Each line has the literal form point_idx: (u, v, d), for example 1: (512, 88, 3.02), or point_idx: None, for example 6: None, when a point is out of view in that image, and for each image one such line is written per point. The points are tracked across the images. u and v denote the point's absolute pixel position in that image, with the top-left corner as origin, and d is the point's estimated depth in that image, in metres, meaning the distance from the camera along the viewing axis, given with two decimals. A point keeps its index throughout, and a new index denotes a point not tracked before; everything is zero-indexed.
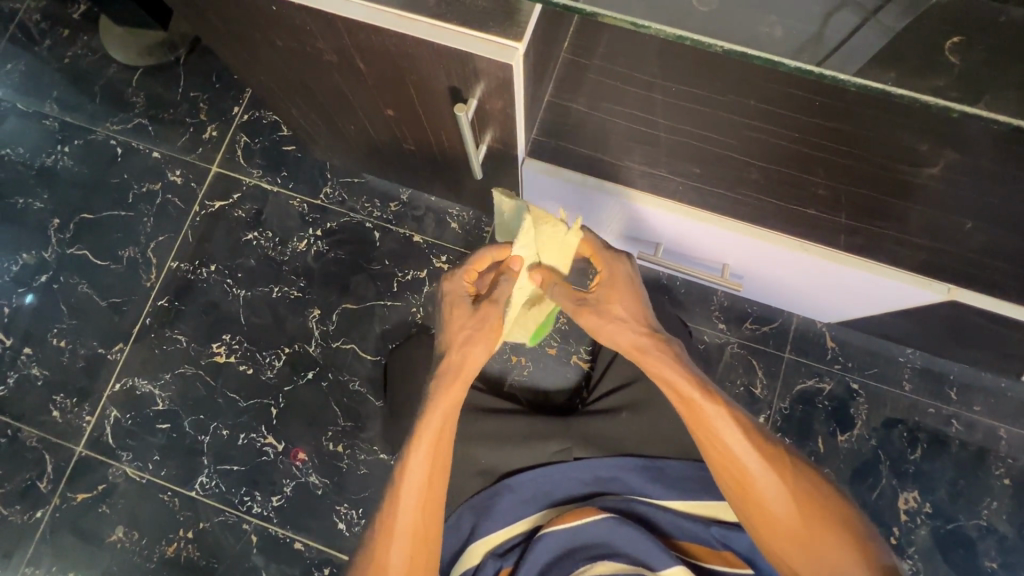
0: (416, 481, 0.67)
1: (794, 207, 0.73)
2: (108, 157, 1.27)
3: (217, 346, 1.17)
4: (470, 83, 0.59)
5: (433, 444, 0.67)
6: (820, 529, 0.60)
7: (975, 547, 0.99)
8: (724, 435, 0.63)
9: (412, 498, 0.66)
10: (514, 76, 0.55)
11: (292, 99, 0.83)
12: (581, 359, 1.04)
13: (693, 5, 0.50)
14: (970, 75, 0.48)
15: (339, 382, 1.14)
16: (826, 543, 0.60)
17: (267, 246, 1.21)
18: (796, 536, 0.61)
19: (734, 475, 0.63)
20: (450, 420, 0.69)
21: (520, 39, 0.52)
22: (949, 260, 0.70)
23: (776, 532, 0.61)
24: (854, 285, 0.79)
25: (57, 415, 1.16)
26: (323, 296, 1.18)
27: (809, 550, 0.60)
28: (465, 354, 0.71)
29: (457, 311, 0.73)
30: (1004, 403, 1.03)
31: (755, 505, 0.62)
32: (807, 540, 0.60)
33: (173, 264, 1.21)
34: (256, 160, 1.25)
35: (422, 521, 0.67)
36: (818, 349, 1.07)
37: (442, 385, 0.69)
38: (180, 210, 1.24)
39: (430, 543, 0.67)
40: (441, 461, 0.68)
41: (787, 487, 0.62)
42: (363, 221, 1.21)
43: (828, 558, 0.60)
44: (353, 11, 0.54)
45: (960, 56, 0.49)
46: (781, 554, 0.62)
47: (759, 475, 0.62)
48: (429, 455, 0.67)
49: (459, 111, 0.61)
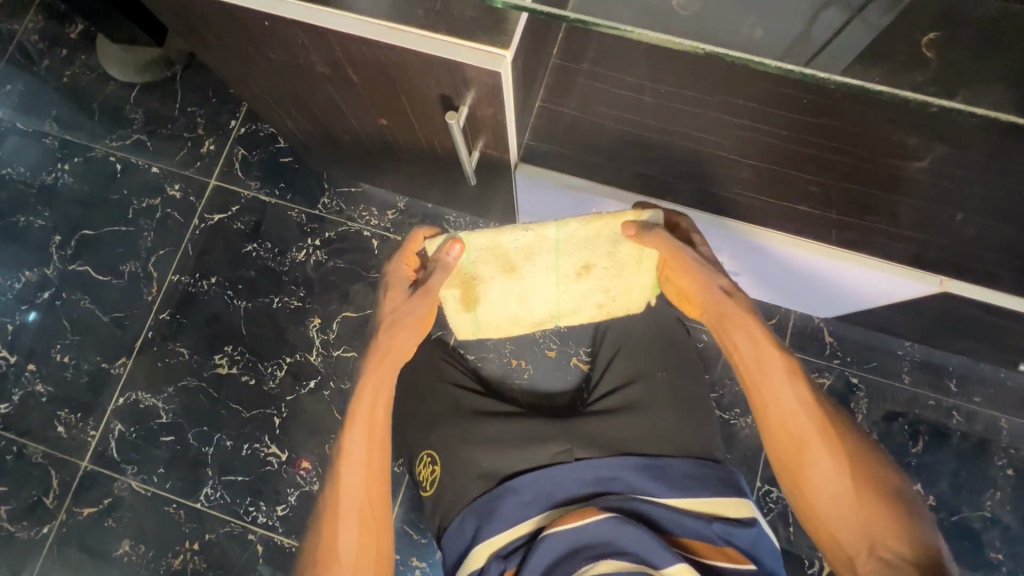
0: (355, 460, 0.74)
1: (788, 206, 0.73)
2: (109, 174, 1.28)
3: (219, 357, 1.18)
4: (459, 92, 0.60)
5: (367, 426, 0.75)
6: (864, 492, 0.64)
7: (980, 538, 0.99)
8: (784, 393, 0.68)
9: (356, 479, 0.74)
10: (502, 83, 0.55)
11: (286, 110, 0.83)
12: (581, 361, 1.08)
13: (674, 8, 0.52)
14: (946, 72, 0.50)
15: (341, 390, 1.15)
16: (871, 509, 0.63)
17: (267, 257, 1.22)
18: (842, 501, 0.64)
19: (789, 432, 0.67)
20: (380, 402, 0.76)
21: (506, 47, 0.53)
22: (938, 252, 0.71)
23: (822, 494, 0.65)
24: (849, 278, 0.77)
25: (62, 430, 1.16)
26: (323, 305, 1.19)
27: (853, 517, 0.64)
28: (392, 337, 0.77)
29: (393, 292, 0.78)
30: (1003, 394, 1.03)
31: (806, 465, 0.66)
32: (851, 504, 0.64)
33: (174, 277, 1.23)
34: (253, 172, 1.26)
35: (367, 495, 0.74)
36: (816, 344, 1.07)
37: (370, 366, 0.77)
38: (181, 224, 1.25)
39: (375, 516, 0.74)
40: (377, 441, 0.75)
41: (838, 451, 0.66)
42: (361, 229, 1.21)
43: (871, 525, 0.63)
44: (343, 24, 0.55)
45: (935, 51, 0.51)
46: (824, 519, 0.65)
47: (813, 436, 0.66)
48: (366, 434, 0.75)
49: (450, 118, 0.61)
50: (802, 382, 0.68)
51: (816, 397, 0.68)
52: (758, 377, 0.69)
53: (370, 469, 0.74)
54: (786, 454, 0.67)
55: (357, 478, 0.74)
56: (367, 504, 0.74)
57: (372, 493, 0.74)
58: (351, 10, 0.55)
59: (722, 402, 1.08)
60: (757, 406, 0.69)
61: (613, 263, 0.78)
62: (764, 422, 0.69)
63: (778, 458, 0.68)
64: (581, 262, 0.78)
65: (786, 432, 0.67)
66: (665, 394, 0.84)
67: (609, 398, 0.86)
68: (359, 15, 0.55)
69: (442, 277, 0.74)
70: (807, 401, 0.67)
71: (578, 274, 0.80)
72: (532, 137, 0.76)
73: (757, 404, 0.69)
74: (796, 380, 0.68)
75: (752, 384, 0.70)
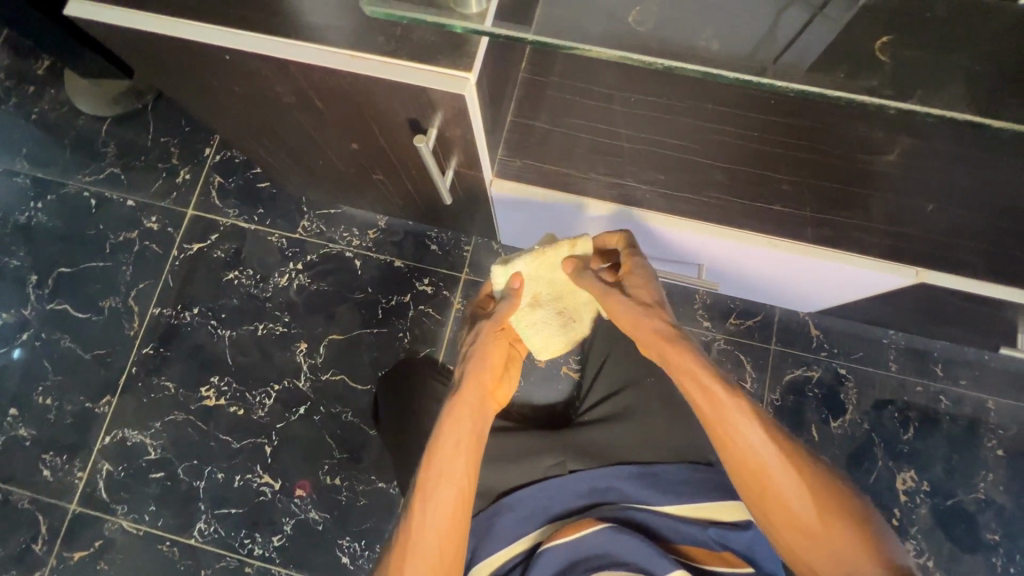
0: (432, 505, 0.64)
1: (763, 206, 0.72)
2: (83, 210, 1.27)
3: (206, 390, 1.16)
4: (425, 116, 0.60)
5: (447, 466, 0.65)
6: (832, 519, 0.59)
7: (976, 521, 1.00)
8: (742, 428, 0.61)
9: (432, 526, 0.63)
10: (467, 106, 0.55)
11: (257, 139, 0.83)
12: (571, 369, 1.08)
13: (631, 25, 0.52)
14: (900, 73, 0.51)
15: (331, 414, 1.14)
16: (843, 540, 0.59)
17: (249, 284, 1.21)
18: (812, 532, 0.59)
19: (752, 469, 0.61)
20: (463, 443, 0.67)
21: (469, 70, 0.53)
22: (915, 243, 0.70)
23: (789, 525, 0.60)
24: (825, 275, 0.77)
25: (48, 473, 1.14)
26: (309, 330, 1.18)
27: (826, 549, 0.59)
28: (473, 370, 0.72)
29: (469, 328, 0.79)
30: (988, 374, 1.05)
31: (772, 497, 0.60)
32: (819, 534, 0.59)
33: (155, 310, 1.21)
34: (231, 199, 1.25)
35: (443, 545, 0.62)
36: (803, 338, 1.08)
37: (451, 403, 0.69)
38: (159, 256, 1.24)
39: (450, 567, 0.62)
40: (457, 484, 0.64)
41: (804, 481, 0.60)
42: (343, 250, 1.21)
43: (844, 555, 0.58)
44: (305, 55, 0.55)
45: (888, 54, 0.51)
46: (796, 549, 0.61)
47: (775, 470, 0.60)
48: (445, 477, 0.65)
49: (418, 142, 0.61)
50: (758, 416, 0.62)
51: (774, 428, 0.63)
52: (713, 415, 0.63)
53: (445, 515, 0.63)
54: (750, 488, 0.62)
55: (435, 516, 0.63)
56: (441, 556, 0.62)
57: (446, 540, 0.63)
58: (315, 42, 0.55)
59: None
60: (716, 444, 0.63)
61: (558, 291, 0.84)
62: (727, 461, 0.62)
63: (744, 493, 0.62)
64: (530, 295, 0.83)
65: (749, 467, 0.61)
66: (655, 399, 0.84)
67: (599, 407, 0.87)
68: (319, 44, 0.55)
69: (509, 305, 0.75)
70: (766, 435, 0.61)
71: (530, 307, 0.83)
72: (504, 151, 0.76)
73: (718, 443, 0.63)
74: (753, 416, 0.62)
75: (710, 423, 0.63)
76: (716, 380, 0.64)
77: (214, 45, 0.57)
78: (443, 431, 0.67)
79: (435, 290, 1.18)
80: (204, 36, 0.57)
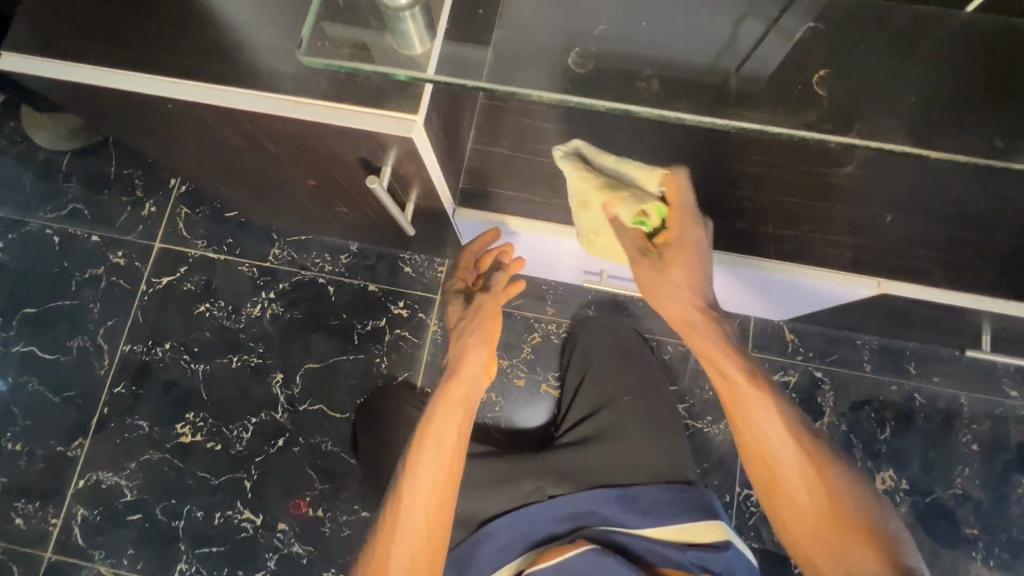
0: (419, 485, 0.67)
1: (723, 224, 0.73)
2: (46, 248, 1.24)
3: (182, 426, 1.14)
4: (376, 156, 0.60)
5: (437, 446, 0.69)
6: (840, 522, 0.60)
7: (954, 516, 1.01)
8: (759, 420, 0.63)
9: (417, 504, 0.66)
10: (416, 147, 0.55)
11: (216, 176, 0.82)
12: (551, 387, 1.08)
13: (571, 68, 0.55)
14: (834, 105, 0.57)
15: (311, 445, 1.12)
16: (848, 539, 0.60)
17: (221, 315, 1.19)
18: (817, 527, 0.61)
19: (765, 458, 0.63)
20: (453, 424, 0.71)
21: (415, 112, 0.53)
22: (875, 256, 0.71)
23: (796, 519, 0.62)
24: (791, 290, 0.79)
25: (21, 522, 1.11)
26: (284, 360, 1.16)
27: (831, 546, 0.60)
28: (463, 349, 0.76)
29: (452, 306, 0.80)
30: (960, 370, 1.06)
31: (782, 490, 0.63)
32: (826, 532, 0.61)
33: (126, 347, 1.19)
34: (199, 230, 1.23)
35: (428, 521, 0.66)
36: (779, 343, 1.09)
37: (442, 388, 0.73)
38: (127, 291, 1.21)
39: (436, 541, 0.65)
40: (444, 464, 0.68)
41: (817, 477, 0.62)
42: (316, 277, 1.19)
43: (848, 555, 0.59)
44: (250, 101, 0.55)
45: (826, 87, 0.58)
46: (802, 543, 0.62)
47: (786, 462, 0.62)
48: (434, 457, 0.68)
49: (371, 182, 0.59)
50: (779, 409, 0.63)
51: (795, 423, 0.64)
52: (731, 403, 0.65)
53: (433, 491, 0.66)
54: (763, 477, 0.64)
55: (425, 490, 0.66)
56: (427, 534, 0.65)
57: (433, 517, 0.66)
58: (262, 88, 0.55)
59: (692, 411, 1.07)
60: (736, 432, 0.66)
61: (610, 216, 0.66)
62: (745, 447, 0.65)
63: (758, 480, 0.65)
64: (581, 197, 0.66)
65: (763, 459, 0.63)
66: (633, 418, 0.85)
67: (577, 428, 0.88)
68: (263, 91, 0.55)
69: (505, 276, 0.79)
70: (784, 428, 0.63)
71: (581, 209, 0.67)
72: (465, 181, 0.76)
73: (736, 430, 0.65)
74: (773, 408, 0.63)
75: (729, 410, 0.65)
76: (739, 369, 0.64)
77: (159, 95, 0.56)
78: (435, 409, 0.72)
79: (411, 313, 1.17)
80: (146, 86, 0.56)
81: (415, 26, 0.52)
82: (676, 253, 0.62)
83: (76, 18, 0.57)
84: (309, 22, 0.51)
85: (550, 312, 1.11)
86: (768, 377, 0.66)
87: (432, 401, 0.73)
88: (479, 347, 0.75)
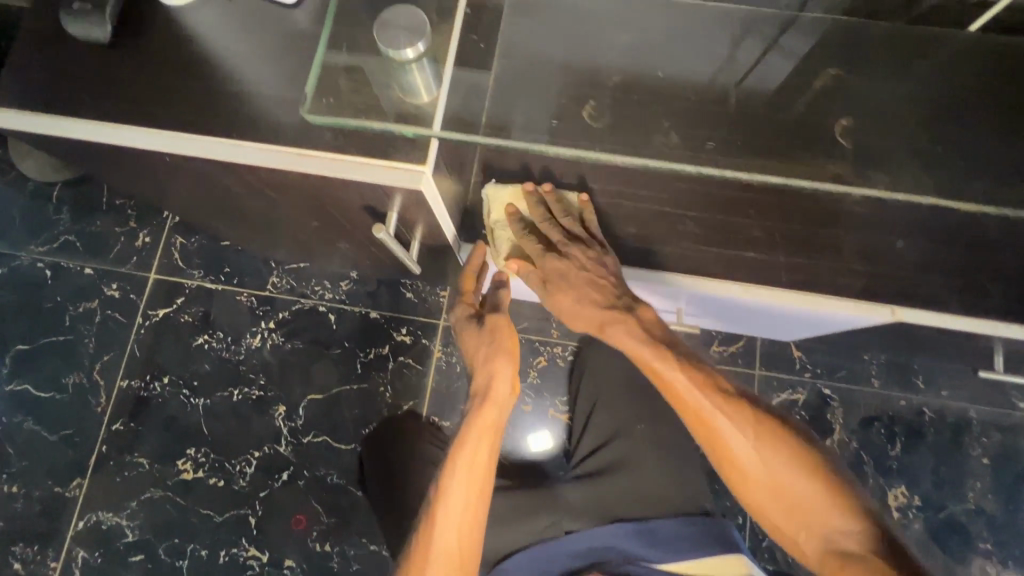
0: (453, 508, 0.66)
1: (732, 253, 0.72)
2: (38, 283, 1.21)
3: (183, 463, 1.12)
4: (381, 203, 0.61)
5: (468, 466, 0.69)
6: (796, 485, 0.62)
7: (967, 531, 1.01)
8: (694, 400, 0.65)
9: (449, 528, 0.66)
10: (427, 198, 0.57)
11: (215, 213, 0.80)
12: (559, 412, 1.08)
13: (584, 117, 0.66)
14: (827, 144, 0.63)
15: (316, 478, 1.10)
16: (806, 498, 0.61)
17: (220, 347, 1.17)
18: (775, 493, 0.62)
19: (713, 437, 0.65)
20: (483, 444, 0.70)
21: (422, 162, 0.54)
22: (888, 283, 0.70)
23: (754, 489, 0.64)
24: (804, 318, 0.77)
25: (19, 567, 1.09)
26: (286, 391, 1.14)
27: (792, 509, 0.62)
28: (492, 371, 0.73)
29: (468, 333, 0.76)
30: (968, 383, 1.06)
31: (733, 464, 0.64)
32: (785, 497, 0.62)
33: (123, 382, 1.16)
34: (195, 260, 1.21)
35: (461, 543, 0.65)
36: (786, 361, 1.08)
37: (476, 407, 0.72)
38: (123, 324, 1.19)
39: (469, 563, 0.65)
40: (477, 486, 0.68)
41: (766, 447, 0.63)
42: (316, 305, 1.18)
43: (807, 512, 0.61)
44: (269, 159, 0.56)
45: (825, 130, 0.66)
46: (765, 511, 0.64)
47: (733, 437, 0.64)
48: (467, 479, 0.68)
49: (377, 231, 0.58)
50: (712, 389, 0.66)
51: (731, 399, 0.66)
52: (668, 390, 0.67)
53: (467, 513, 0.67)
54: (716, 455, 0.66)
55: (457, 512, 0.66)
56: (461, 555, 0.65)
57: (466, 541, 0.66)
58: (271, 144, 0.56)
59: None
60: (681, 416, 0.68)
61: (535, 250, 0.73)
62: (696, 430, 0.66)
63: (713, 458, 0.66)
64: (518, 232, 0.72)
65: (712, 438, 0.65)
66: (646, 448, 0.85)
67: (589, 459, 0.87)
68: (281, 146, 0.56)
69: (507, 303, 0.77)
70: (723, 407, 0.65)
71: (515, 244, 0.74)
72: None
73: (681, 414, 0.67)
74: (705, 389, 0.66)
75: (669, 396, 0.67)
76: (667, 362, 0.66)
77: (174, 152, 0.57)
78: (468, 432, 0.71)
79: (414, 339, 1.15)
80: (160, 144, 0.57)
81: (420, 75, 0.56)
82: (557, 291, 0.69)
83: (90, 76, 0.58)
84: (316, 75, 0.55)
85: (555, 335, 1.10)
86: (697, 362, 0.68)
87: (465, 419, 0.72)
88: (508, 368, 0.73)
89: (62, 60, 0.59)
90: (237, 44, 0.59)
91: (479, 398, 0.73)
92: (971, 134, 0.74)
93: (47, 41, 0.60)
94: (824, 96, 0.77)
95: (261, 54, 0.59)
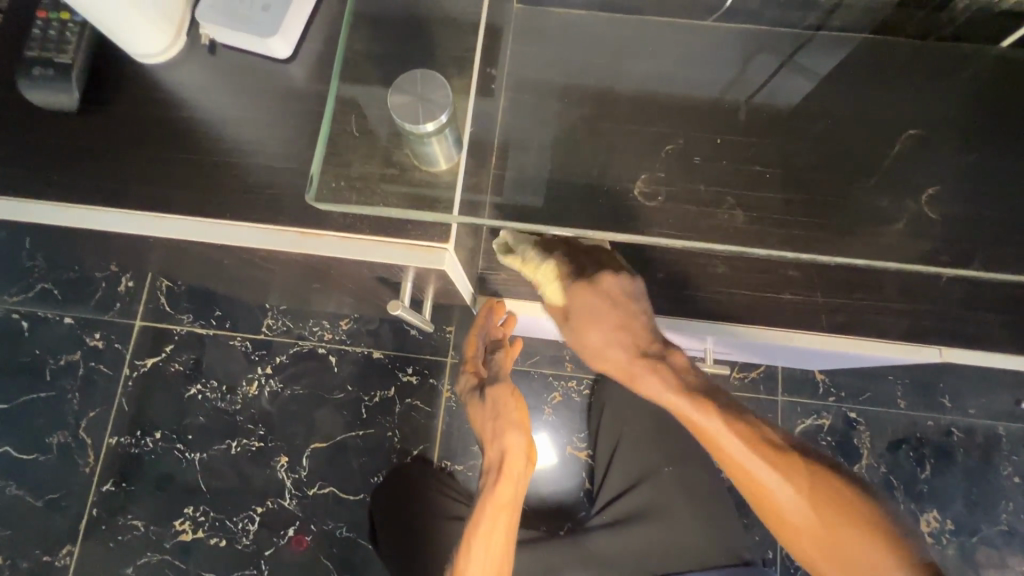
0: None
1: (769, 295, 0.67)
2: (14, 336, 1.13)
3: (181, 523, 1.05)
4: (399, 272, 0.58)
5: (483, 540, 0.68)
6: (842, 527, 0.54)
7: (1000, 554, 0.99)
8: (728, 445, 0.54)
9: None
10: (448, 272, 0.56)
11: (207, 268, 0.74)
12: (577, 448, 1.03)
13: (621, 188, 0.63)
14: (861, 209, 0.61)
15: (325, 532, 1.05)
16: (855, 543, 0.54)
17: (214, 397, 1.10)
18: (821, 540, 0.54)
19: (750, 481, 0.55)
20: (497, 519, 0.68)
21: (446, 242, 0.54)
22: (932, 322, 0.66)
23: (799, 536, 0.55)
24: (835, 355, 0.74)
25: None
26: (287, 440, 1.08)
27: (839, 553, 0.54)
28: (501, 446, 0.69)
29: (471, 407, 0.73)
30: (996, 400, 1.03)
31: (777, 511, 0.55)
32: (830, 541, 0.54)
33: (111, 439, 1.09)
34: (182, 304, 1.14)
35: None
36: (809, 385, 1.04)
37: (491, 480, 0.69)
38: (108, 377, 1.12)
39: None
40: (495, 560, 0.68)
41: (806, 487, 0.55)
42: (315, 346, 1.12)
43: (858, 558, 0.53)
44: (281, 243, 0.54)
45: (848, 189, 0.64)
46: (813, 558, 0.56)
47: (769, 482, 0.55)
48: (485, 555, 0.67)
49: (393, 307, 0.59)
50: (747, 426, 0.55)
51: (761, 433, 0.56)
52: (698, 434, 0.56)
53: None
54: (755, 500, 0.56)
55: None
56: None
57: None
58: (287, 225, 0.54)
59: None
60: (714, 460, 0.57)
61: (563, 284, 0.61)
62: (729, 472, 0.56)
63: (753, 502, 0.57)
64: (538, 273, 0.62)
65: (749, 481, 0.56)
66: (676, 493, 0.80)
67: (616, 503, 0.82)
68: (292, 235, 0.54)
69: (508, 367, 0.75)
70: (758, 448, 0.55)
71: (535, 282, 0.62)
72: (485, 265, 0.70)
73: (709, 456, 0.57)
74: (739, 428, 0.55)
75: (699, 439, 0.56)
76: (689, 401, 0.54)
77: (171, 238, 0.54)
78: (481, 508, 0.69)
79: (421, 379, 1.09)
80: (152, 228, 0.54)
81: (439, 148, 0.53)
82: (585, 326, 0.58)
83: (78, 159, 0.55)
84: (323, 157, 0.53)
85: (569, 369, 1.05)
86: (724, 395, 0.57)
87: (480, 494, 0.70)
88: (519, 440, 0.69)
89: (46, 141, 0.56)
90: (242, 115, 0.57)
91: (493, 475, 0.70)
92: (1010, 158, 0.70)
93: (32, 121, 0.57)
94: (853, 121, 0.72)
95: (268, 126, 0.57)
